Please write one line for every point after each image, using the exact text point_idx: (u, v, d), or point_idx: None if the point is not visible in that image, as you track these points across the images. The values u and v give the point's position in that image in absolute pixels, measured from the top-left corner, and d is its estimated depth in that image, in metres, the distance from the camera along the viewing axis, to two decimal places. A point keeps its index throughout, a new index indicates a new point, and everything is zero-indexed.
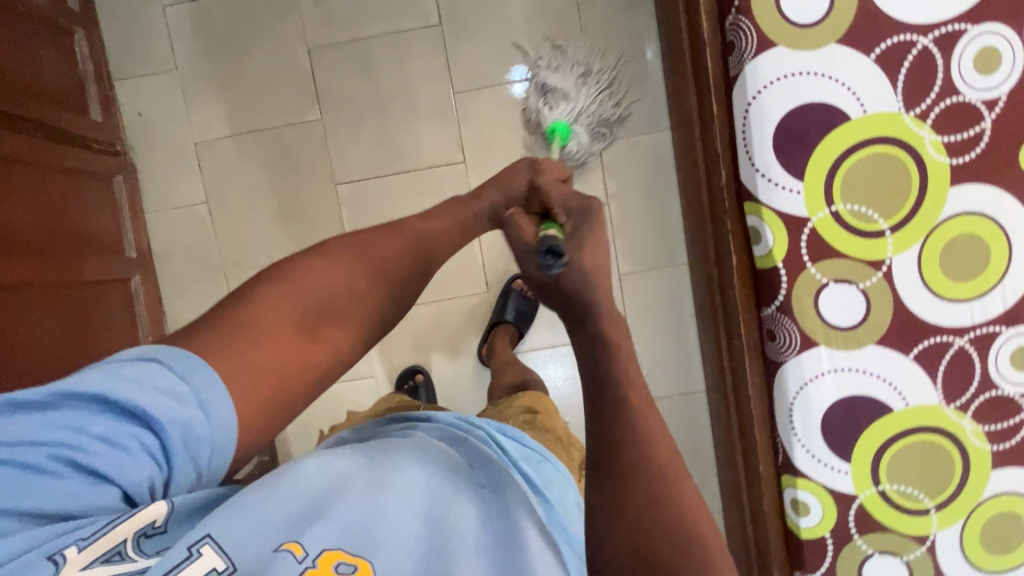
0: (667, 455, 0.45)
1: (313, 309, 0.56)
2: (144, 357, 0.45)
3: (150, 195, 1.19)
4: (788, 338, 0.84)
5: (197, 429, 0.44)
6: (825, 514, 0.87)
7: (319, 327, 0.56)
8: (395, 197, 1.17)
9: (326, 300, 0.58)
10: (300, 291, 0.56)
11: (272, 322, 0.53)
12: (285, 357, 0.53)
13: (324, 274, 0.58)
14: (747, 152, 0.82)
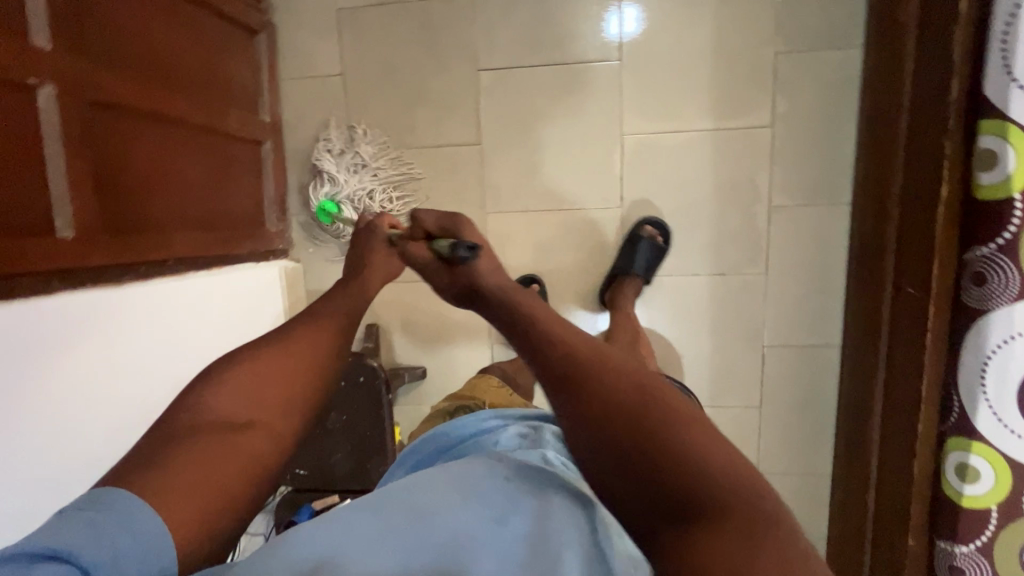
0: (650, 389, 0.43)
1: (240, 411, 0.53)
2: (77, 508, 0.42)
3: (285, 61, 1.15)
4: (1004, 285, 0.73)
5: (124, 549, 0.41)
6: (998, 485, 0.77)
7: (248, 425, 0.52)
8: (539, 91, 1.09)
9: (259, 389, 0.55)
10: (247, 378, 0.55)
11: (205, 426, 0.50)
12: (225, 455, 0.49)
13: (256, 373, 0.55)
14: (1004, 57, 0.69)
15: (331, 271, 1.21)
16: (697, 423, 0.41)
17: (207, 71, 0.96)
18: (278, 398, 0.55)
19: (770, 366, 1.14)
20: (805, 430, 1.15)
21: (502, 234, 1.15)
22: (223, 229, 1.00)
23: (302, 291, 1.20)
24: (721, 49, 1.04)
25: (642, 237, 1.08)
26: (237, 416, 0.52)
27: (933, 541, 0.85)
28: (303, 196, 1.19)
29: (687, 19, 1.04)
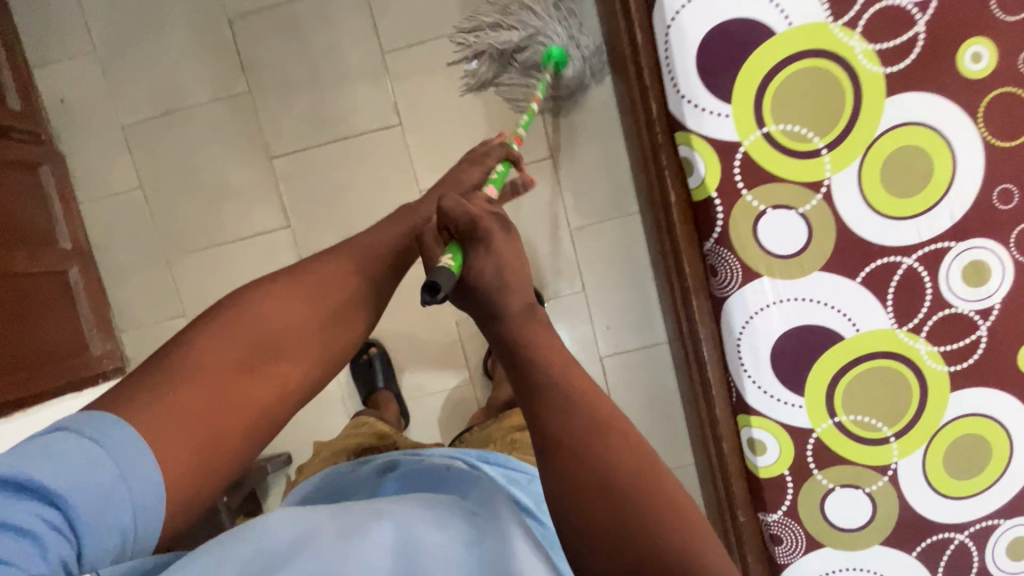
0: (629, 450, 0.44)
1: (254, 343, 0.53)
2: (53, 427, 0.41)
3: (83, 184, 1.16)
4: (730, 271, 0.81)
5: (115, 500, 0.39)
6: (783, 451, 0.84)
7: (257, 367, 0.52)
8: (334, 167, 1.13)
9: (283, 321, 0.56)
10: (276, 301, 0.57)
11: (213, 358, 0.50)
12: (222, 395, 0.49)
13: (280, 300, 0.57)
14: (671, 78, 0.78)
15: None
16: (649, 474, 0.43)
17: None
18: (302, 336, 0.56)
19: (614, 375, 1.19)
20: (661, 428, 1.19)
21: None
22: (27, 367, 0.97)
23: None
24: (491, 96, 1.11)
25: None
26: (252, 347, 0.53)
27: (758, 516, 0.88)
28: (130, 311, 1.19)
29: (453, 75, 1.11)
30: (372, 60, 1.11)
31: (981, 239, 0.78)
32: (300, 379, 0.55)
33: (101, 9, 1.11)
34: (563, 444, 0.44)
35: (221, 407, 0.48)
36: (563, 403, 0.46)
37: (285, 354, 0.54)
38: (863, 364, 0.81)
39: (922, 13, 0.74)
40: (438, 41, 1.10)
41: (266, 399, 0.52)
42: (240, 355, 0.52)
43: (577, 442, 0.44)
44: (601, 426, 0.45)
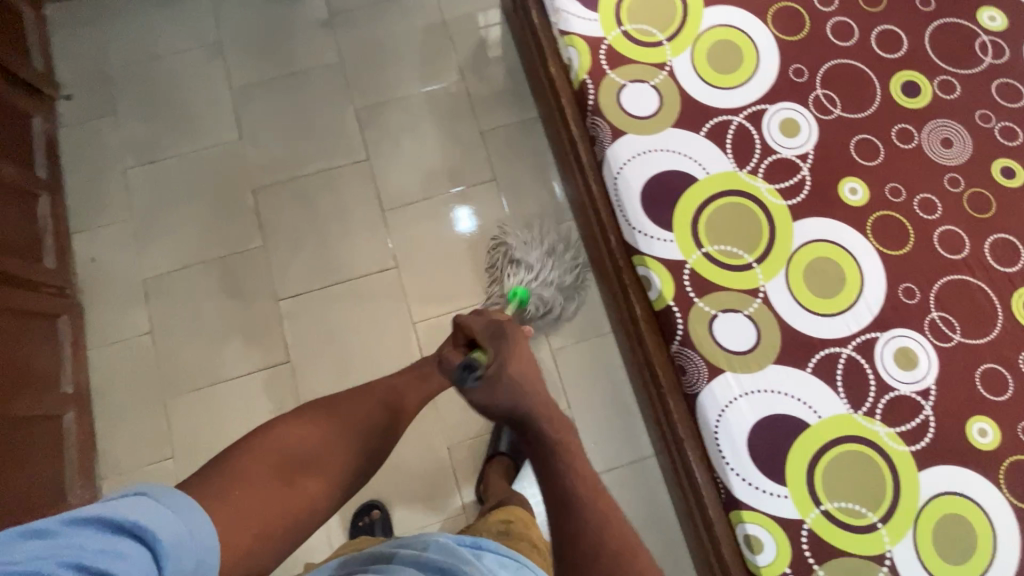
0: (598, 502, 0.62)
1: (296, 461, 0.72)
2: None
3: (94, 333, 1.24)
4: (697, 369, 0.90)
5: None
6: (780, 546, 0.85)
7: (298, 476, 0.71)
8: (334, 304, 1.26)
9: (307, 446, 0.75)
10: (297, 429, 0.76)
11: (261, 464, 0.69)
12: (268, 502, 0.66)
13: (299, 430, 0.76)
14: (623, 214, 0.97)
15: None
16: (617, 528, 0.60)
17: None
18: (328, 455, 0.76)
19: (607, 493, 1.19)
20: (660, 549, 1.17)
21: None
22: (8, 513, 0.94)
23: None
24: (474, 242, 1.30)
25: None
26: (284, 467, 0.71)
27: None
28: (115, 455, 1.18)
29: (442, 227, 1.31)
30: (373, 217, 1.31)
31: (900, 329, 0.91)
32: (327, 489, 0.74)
33: (142, 187, 1.32)
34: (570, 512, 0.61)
35: (292, 497, 0.69)
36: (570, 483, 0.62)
37: (318, 469, 0.74)
38: (839, 451, 0.87)
39: (804, 161, 0.98)
40: (429, 200, 1.32)
41: (307, 499, 0.71)
42: (278, 467, 0.70)
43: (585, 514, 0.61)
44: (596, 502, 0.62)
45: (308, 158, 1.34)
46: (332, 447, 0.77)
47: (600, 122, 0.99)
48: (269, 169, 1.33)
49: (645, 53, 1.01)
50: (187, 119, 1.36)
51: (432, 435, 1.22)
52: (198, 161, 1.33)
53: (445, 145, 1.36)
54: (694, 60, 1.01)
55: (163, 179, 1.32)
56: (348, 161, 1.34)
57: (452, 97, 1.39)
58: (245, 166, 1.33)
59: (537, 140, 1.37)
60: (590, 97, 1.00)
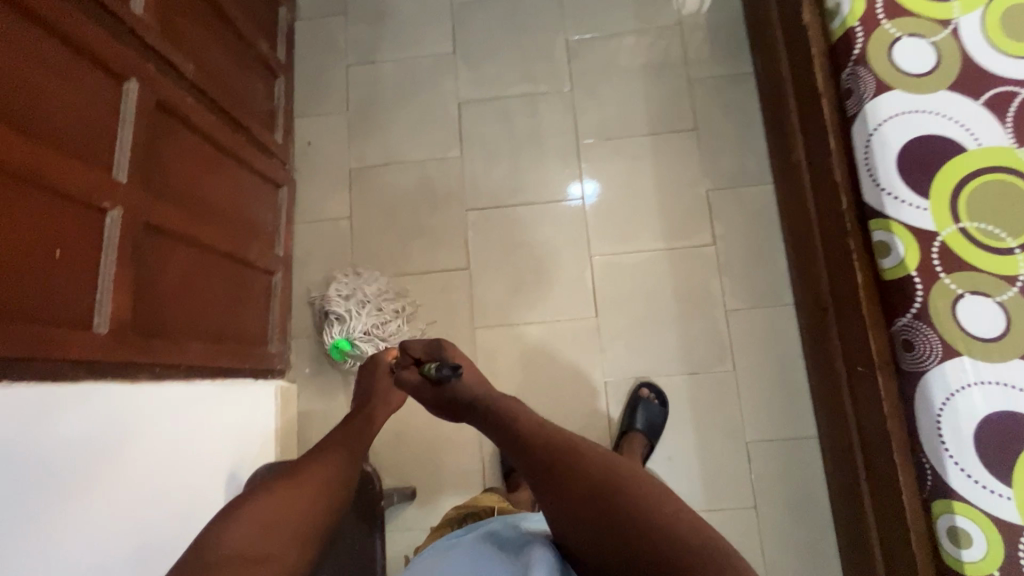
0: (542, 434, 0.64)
1: (266, 528, 0.62)
2: None
3: (302, 209, 1.36)
4: (929, 346, 0.85)
5: None
6: (992, 547, 0.79)
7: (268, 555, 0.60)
8: (517, 223, 1.30)
9: (286, 514, 0.64)
10: (281, 497, 0.65)
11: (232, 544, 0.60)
12: None
13: (289, 491, 0.66)
14: (871, 173, 0.92)
15: (326, 391, 1.27)
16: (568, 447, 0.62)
17: (240, 212, 1.14)
18: (297, 523, 0.64)
19: (758, 462, 1.16)
20: (805, 529, 1.13)
21: (489, 348, 1.25)
22: (234, 343, 1.09)
23: (295, 411, 1.26)
24: (663, 188, 1.29)
25: (641, 398, 1.18)
26: (249, 548, 0.60)
27: None
28: (306, 320, 1.30)
29: (633, 169, 1.30)
30: (567, 147, 1.33)
31: None
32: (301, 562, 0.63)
33: (359, 84, 1.41)
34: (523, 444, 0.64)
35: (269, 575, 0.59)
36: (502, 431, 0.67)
37: (286, 536, 0.63)
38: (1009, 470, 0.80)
39: None
40: (624, 140, 1.32)
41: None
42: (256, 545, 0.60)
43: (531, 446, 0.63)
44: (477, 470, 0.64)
45: (514, 81, 1.37)
46: (308, 505, 0.66)
47: (863, 74, 0.93)
48: (476, 86, 1.38)
49: (929, 7, 0.93)
50: (407, 27, 1.43)
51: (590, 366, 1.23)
52: (412, 67, 1.40)
53: (649, 88, 1.34)
54: (986, 22, 0.92)
55: (378, 79, 1.41)
56: (550, 89, 1.36)
57: (664, 40, 1.36)
58: (453, 79, 1.39)
59: (747, 96, 1.31)
60: (856, 47, 0.94)
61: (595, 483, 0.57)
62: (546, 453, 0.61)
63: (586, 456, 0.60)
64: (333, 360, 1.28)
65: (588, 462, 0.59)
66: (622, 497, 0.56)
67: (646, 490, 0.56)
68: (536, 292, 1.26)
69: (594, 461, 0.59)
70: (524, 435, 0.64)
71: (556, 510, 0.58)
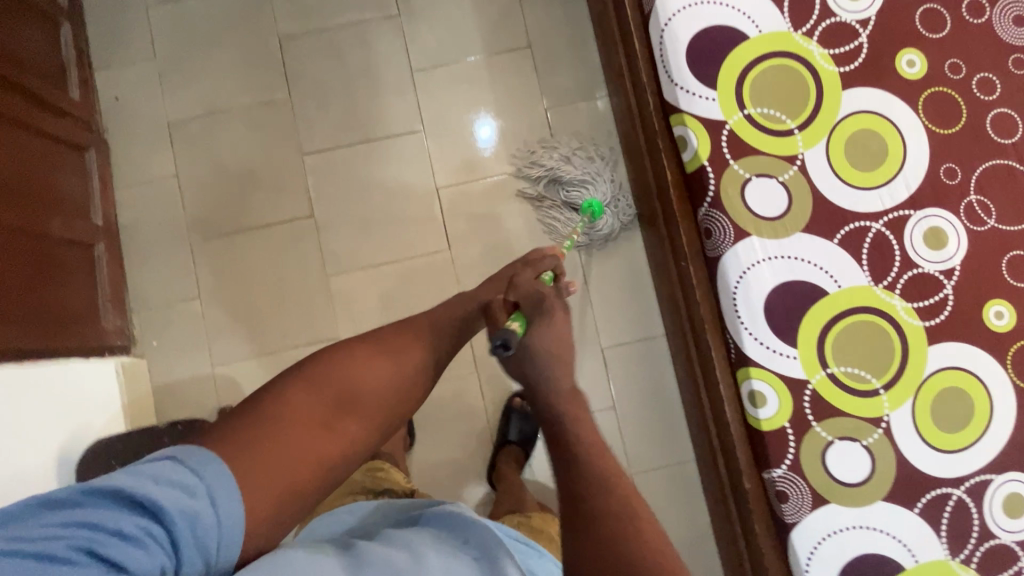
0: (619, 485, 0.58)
1: (337, 400, 0.64)
2: (160, 476, 0.51)
3: (121, 172, 1.24)
4: (723, 231, 0.90)
5: (205, 520, 0.51)
6: (782, 402, 0.88)
7: (335, 417, 0.64)
8: (358, 163, 1.25)
9: (358, 381, 0.67)
10: (369, 369, 0.68)
11: (298, 411, 0.62)
12: (303, 452, 0.60)
13: (391, 365, 0.70)
14: (666, 71, 0.93)
15: (178, 360, 1.21)
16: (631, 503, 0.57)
17: (33, 182, 1.02)
18: (379, 395, 0.67)
19: (615, 366, 1.23)
20: (659, 419, 1.22)
21: (346, 294, 1.22)
22: (53, 325, 1.00)
23: (148, 385, 1.19)
24: (504, 111, 1.27)
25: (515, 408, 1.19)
26: (317, 418, 0.62)
27: (762, 476, 0.91)
28: (145, 291, 1.22)
29: (471, 94, 1.27)
30: (402, 77, 1.27)
31: (934, 208, 0.90)
32: (371, 434, 0.66)
33: (165, 27, 1.27)
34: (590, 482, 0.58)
35: (342, 440, 0.63)
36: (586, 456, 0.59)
37: (357, 408, 0.65)
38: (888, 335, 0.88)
39: (864, 28, 0.92)
40: (460, 64, 1.27)
41: (345, 444, 0.63)
42: (315, 412, 0.63)
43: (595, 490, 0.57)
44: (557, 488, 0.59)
45: (337, 10, 1.28)
46: (393, 385, 0.69)
47: None
48: (296, 19, 1.27)
49: None
50: None
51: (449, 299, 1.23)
52: (222, 3, 1.28)
53: (481, 6, 1.29)
54: None
55: (186, 20, 1.27)
56: (377, 16, 1.28)
57: None
58: (271, 13, 1.28)
59: (578, 8, 1.29)
60: None
61: (630, 557, 0.53)
62: (596, 500, 0.56)
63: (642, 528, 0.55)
64: (182, 328, 1.22)
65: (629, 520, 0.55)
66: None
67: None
68: (387, 232, 1.24)
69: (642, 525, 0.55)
70: (585, 470, 0.58)
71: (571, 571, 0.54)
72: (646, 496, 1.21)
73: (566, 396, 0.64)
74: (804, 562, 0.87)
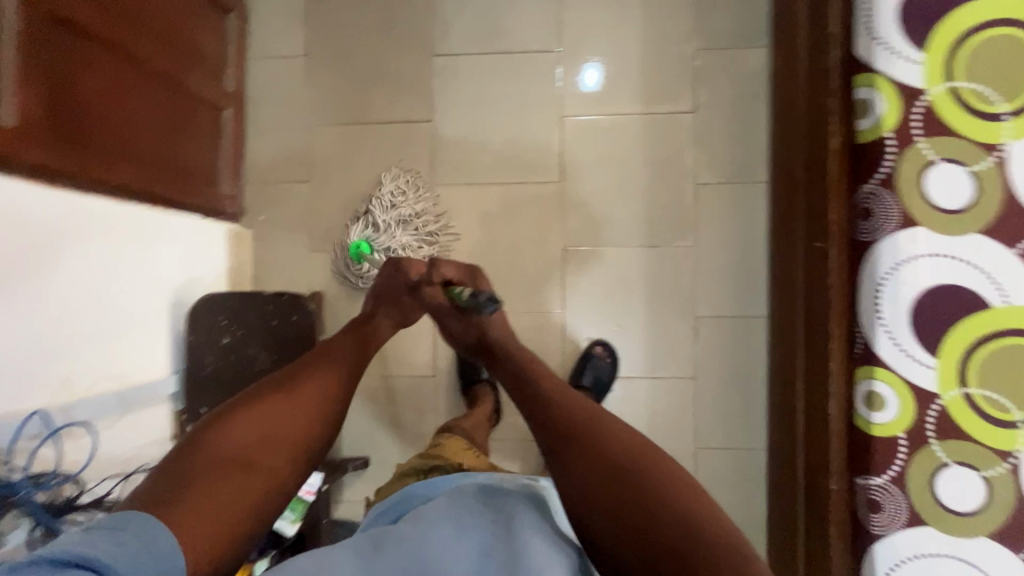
0: (619, 442, 0.61)
1: (256, 438, 0.63)
2: (76, 538, 0.47)
3: (255, 41, 1.24)
4: (886, 215, 0.81)
5: (140, 556, 0.48)
6: (903, 411, 0.81)
7: (255, 458, 0.61)
8: (486, 74, 1.19)
9: (262, 420, 0.65)
10: (256, 413, 0.65)
11: (215, 456, 0.60)
12: (237, 496, 0.58)
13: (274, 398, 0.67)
14: (867, 21, 0.83)
15: (280, 238, 1.24)
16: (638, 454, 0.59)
17: (177, 32, 1.03)
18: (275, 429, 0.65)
19: (705, 337, 1.17)
20: (738, 402, 1.17)
21: (448, 207, 1.21)
22: (176, 176, 1.03)
23: (250, 256, 1.24)
24: (650, 44, 1.17)
25: (593, 355, 1.16)
26: (236, 459, 0.60)
27: (855, 482, 0.84)
28: (261, 165, 1.25)
29: (618, 20, 1.17)
30: None
31: None
32: (296, 462, 0.65)
33: None
34: (577, 447, 0.61)
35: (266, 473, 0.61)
36: (580, 433, 0.62)
37: (272, 443, 0.64)
38: (987, 351, 0.79)
39: None
40: None
41: (272, 479, 0.62)
42: (239, 453, 0.61)
43: (600, 445, 0.61)
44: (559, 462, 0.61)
45: None
46: (305, 422, 0.68)
47: None
48: None
49: None
50: None
51: (550, 232, 1.19)
52: None
53: None
54: None
55: None
56: None
57: None
58: None
59: None
60: None
61: (627, 474, 0.57)
62: (571, 431, 0.63)
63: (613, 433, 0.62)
64: (288, 209, 1.24)
65: (609, 433, 0.62)
66: (643, 483, 0.56)
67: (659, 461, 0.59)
68: (501, 152, 1.20)
69: (619, 434, 0.61)
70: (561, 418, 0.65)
71: (575, 488, 0.58)
72: (707, 473, 1.18)
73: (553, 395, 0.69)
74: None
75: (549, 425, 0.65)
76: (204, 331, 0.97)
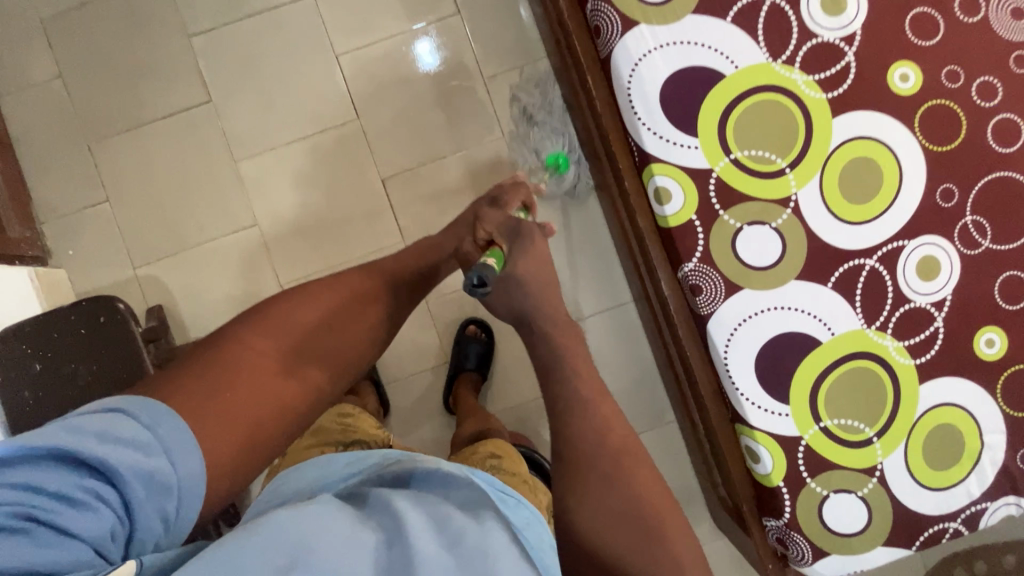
0: (639, 477, 0.62)
1: (295, 347, 0.66)
2: (112, 409, 0.50)
3: (1, 79, 1.17)
4: (611, 25, 0.85)
5: (163, 477, 0.48)
6: (687, 195, 0.86)
7: (297, 365, 0.66)
8: (251, 38, 1.18)
9: (316, 329, 0.69)
10: (305, 320, 0.69)
11: (258, 357, 0.63)
12: (264, 395, 0.61)
13: (307, 315, 0.69)
14: None
15: (99, 266, 1.18)
16: (655, 506, 0.61)
17: None
18: (328, 347, 0.69)
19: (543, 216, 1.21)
20: (593, 264, 1.21)
21: (259, 177, 1.19)
22: None
23: (70, 293, 1.17)
24: None
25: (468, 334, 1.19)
26: (289, 354, 0.66)
27: (677, 276, 0.90)
28: (51, 201, 1.18)
29: None
30: None
31: None
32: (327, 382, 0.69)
33: None
34: (592, 462, 0.61)
35: (335, 353, 0.70)
36: (598, 429, 0.63)
37: (314, 361, 0.68)
38: (746, 106, 0.85)
39: None
40: None
41: (308, 388, 0.66)
42: (277, 358, 0.65)
43: (611, 465, 0.61)
44: (602, 447, 0.62)
45: None
46: (302, 401, 0.65)
47: None
48: None
49: None
50: None
51: (366, 169, 1.19)
52: None
53: None
54: None
55: None
56: None
57: None
58: None
59: None
60: None
61: (641, 523, 0.59)
62: (581, 437, 0.62)
63: (631, 477, 0.61)
64: (97, 232, 1.18)
65: (615, 497, 0.60)
66: (645, 509, 0.60)
67: (660, 517, 0.60)
68: (291, 109, 1.18)
69: (630, 487, 0.60)
70: (567, 425, 0.63)
71: (581, 517, 0.59)
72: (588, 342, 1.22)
73: (584, 402, 0.64)
74: (722, 351, 0.87)
75: (575, 450, 0.62)
76: (11, 367, 0.90)
